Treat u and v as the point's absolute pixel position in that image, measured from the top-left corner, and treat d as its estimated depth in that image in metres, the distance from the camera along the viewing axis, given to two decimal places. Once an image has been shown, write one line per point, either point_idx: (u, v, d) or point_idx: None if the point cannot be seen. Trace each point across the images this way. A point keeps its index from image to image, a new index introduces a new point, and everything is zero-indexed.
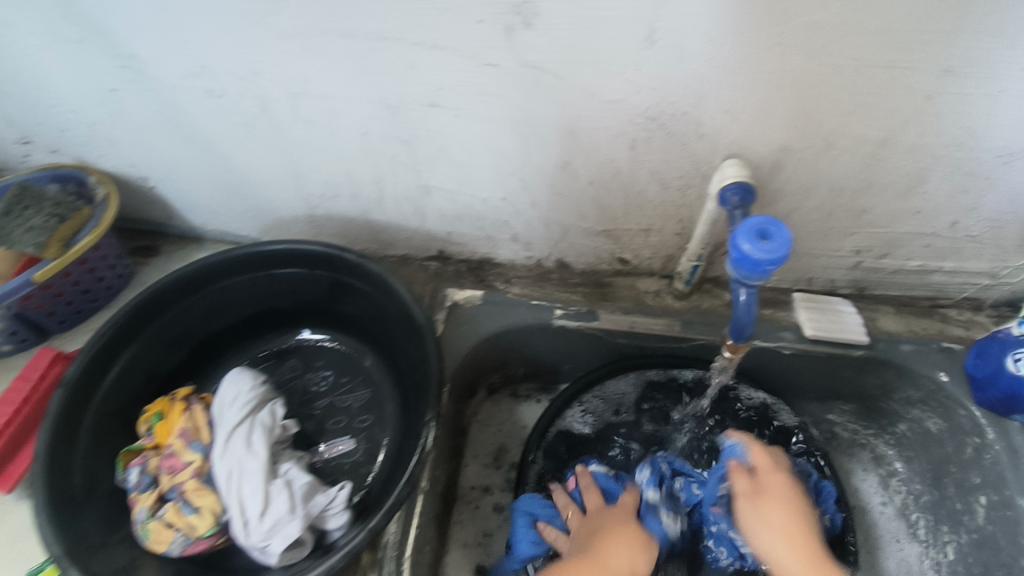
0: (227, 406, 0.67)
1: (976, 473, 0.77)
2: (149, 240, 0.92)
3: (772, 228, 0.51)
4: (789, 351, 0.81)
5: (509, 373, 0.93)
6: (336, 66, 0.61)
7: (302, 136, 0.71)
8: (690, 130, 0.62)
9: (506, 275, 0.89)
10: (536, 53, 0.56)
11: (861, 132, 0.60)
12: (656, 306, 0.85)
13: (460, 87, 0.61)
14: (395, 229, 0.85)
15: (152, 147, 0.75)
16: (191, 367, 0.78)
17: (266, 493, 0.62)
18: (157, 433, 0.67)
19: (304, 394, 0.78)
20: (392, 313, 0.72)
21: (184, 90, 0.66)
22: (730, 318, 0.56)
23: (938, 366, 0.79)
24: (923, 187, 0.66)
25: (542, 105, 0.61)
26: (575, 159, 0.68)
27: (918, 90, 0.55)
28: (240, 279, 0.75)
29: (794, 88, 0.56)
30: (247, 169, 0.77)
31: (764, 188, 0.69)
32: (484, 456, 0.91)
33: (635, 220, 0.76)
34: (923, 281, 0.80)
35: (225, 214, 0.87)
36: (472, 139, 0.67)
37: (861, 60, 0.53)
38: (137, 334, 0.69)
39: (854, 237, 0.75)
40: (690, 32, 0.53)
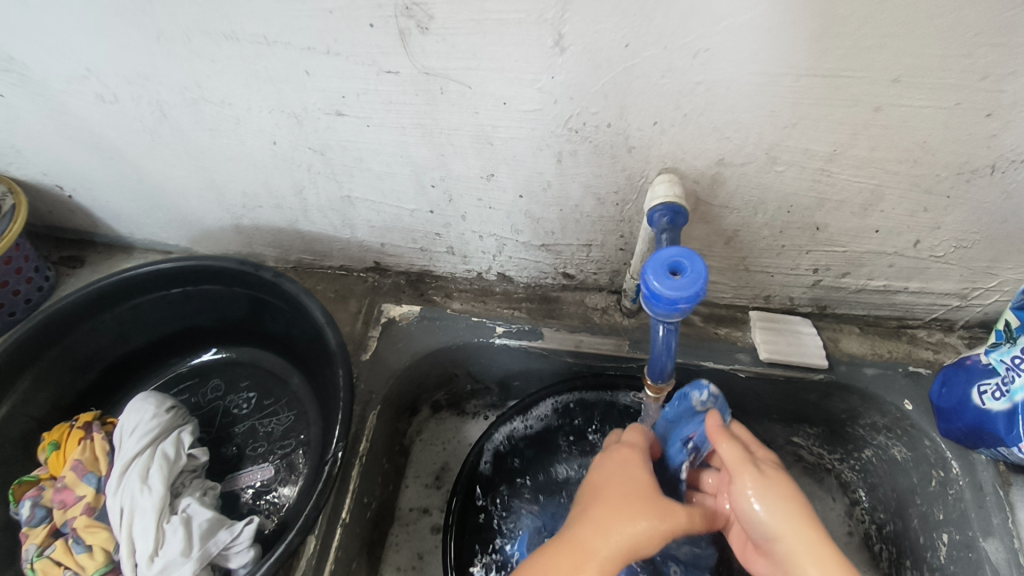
0: (125, 436, 0.64)
1: (940, 508, 0.71)
2: (77, 249, 0.89)
3: (685, 260, 0.46)
4: (744, 374, 0.76)
5: (455, 391, 0.88)
6: (227, 71, 0.57)
7: (211, 143, 0.67)
8: (617, 142, 0.57)
9: (446, 289, 0.84)
10: (437, 60, 0.52)
11: (804, 147, 0.55)
12: (604, 324, 0.79)
13: (364, 96, 0.57)
14: (327, 240, 0.81)
15: (58, 154, 0.73)
16: (105, 389, 0.75)
17: (159, 532, 0.58)
18: (52, 464, 0.64)
19: (224, 418, 0.74)
20: (309, 334, 0.68)
21: (73, 96, 0.64)
22: (648, 356, 0.51)
23: (903, 393, 0.73)
24: (880, 205, 0.60)
25: (453, 113, 0.57)
26: (499, 171, 0.63)
27: (862, 102, 0.50)
28: (151, 297, 0.72)
29: (720, 98, 0.51)
30: (161, 177, 0.74)
31: (706, 203, 0.63)
32: (425, 476, 0.86)
33: (574, 234, 0.71)
34: (888, 300, 0.75)
35: (150, 223, 0.83)
36: (386, 148, 0.63)
37: (793, 68, 0.48)
38: (38, 357, 0.67)
39: (811, 255, 0.69)
40: (601, 37, 0.48)
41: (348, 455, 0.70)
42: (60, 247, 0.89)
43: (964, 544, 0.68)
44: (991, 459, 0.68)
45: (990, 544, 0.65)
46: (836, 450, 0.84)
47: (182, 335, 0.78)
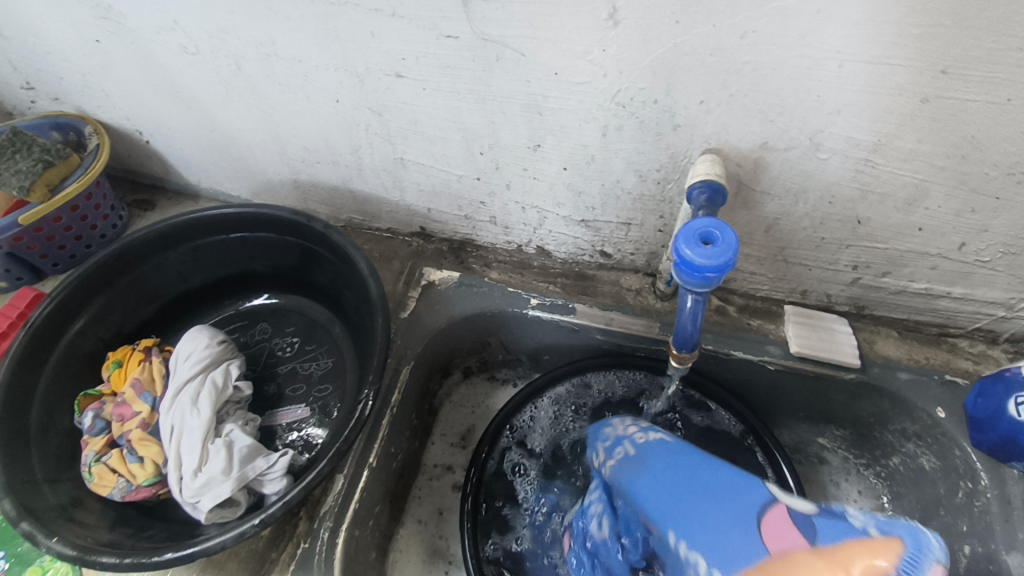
0: (181, 362, 0.70)
1: (965, 520, 0.70)
2: (149, 194, 0.97)
3: (717, 232, 0.47)
4: (773, 366, 0.76)
5: (486, 358, 0.91)
6: (302, 30, 0.61)
7: (279, 98, 0.71)
8: (663, 119, 0.59)
9: (486, 259, 0.87)
10: (495, 26, 0.55)
11: (849, 135, 0.55)
12: (636, 305, 0.80)
13: (424, 59, 0.60)
14: (378, 202, 0.85)
15: (141, 100, 0.79)
16: (164, 321, 0.81)
17: (203, 451, 0.63)
18: (114, 380, 0.70)
19: (269, 357, 0.79)
20: (353, 284, 0.72)
21: (160, 45, 0.69)
22: (674, 324, 0.53)
23: (936, 400, 0.72)
24: (925, 202, 0.60)
25: (507, 82, 0.60)
26: (546, 142, 0.66)
27: (911, 92, 0.50)
28: (212, 240, 0.77)
29: (768, 81, 0.52)
30: (230, 129, 0.79)
31: (749, 189, 0.64)
32: (451, 435, 0.89)
33: (613, 211, 0.73)
34: (929, 305, 0.74)
35: (216, 173, 0.89)
36: (441, 113, 0.66)
37: (844, 54, 0.48)
38: (109, 285, 0.73)
39: (850, 251, 0.69)
40: (653, 12, 0.50)
41: (379, 404, 0.73)
42: (135, 191, 0.97)
43: (985, 556, 0.67)
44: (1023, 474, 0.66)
45: (1013, 558, 0.64)
46: (863, 455, 0.83)
47: (237, 279, 0.83)
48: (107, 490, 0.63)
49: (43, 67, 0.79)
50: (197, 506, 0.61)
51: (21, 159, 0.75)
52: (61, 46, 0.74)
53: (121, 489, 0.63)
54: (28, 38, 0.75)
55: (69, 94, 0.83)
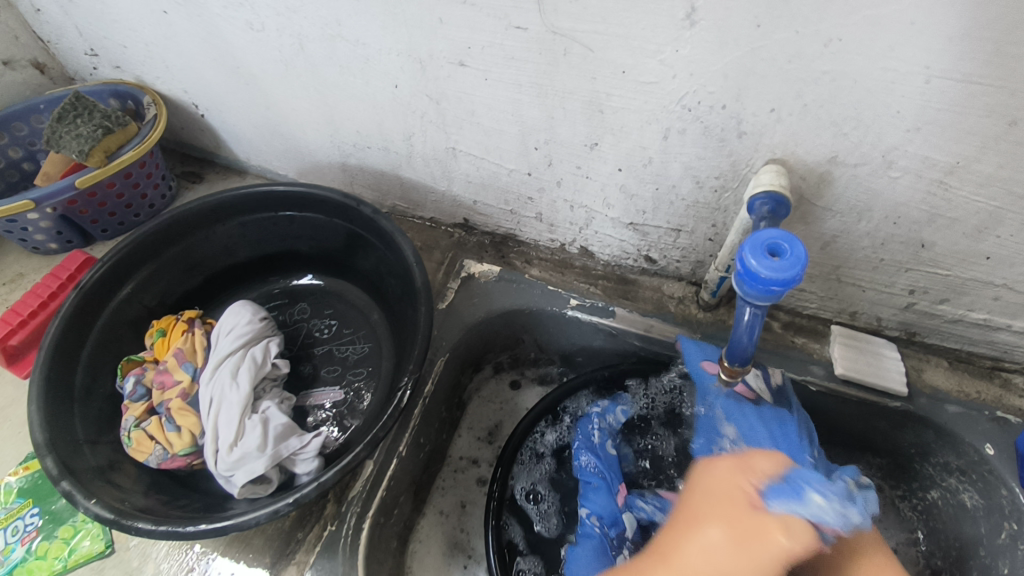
0: (223, 335, 0.70)
1: (1006, 562, 0.67)
2: (198, 167, 0.98)
3: (785, 245, 0.46)
4: (815, 387, 0.74)
5: (518, 355, 0.90)
6: (370, 12, 0.61)
7: (337, 80, 0.71)
8: (729, 125, 0.57)
9: (527, 255, 0.86)
10: (567, 20, 0.54)
11: (925, 155, 0.53)
12: (677, 314, 0.79)
13: (489, 49, 0.60)
14: (424, 190, 0.84)
15: (200, 74, 0.80)
16: (207, 293, 0.82)
17: (240, 426, 0.63)
18: (157, 348, 0.71)
19: (306, 338, 0.79)
20: (397, 271, 0.72)
21: (227, 20, 0.70)
22: (729, 336, 0.52)
23: (985, 435, 0.69)
24: (997, 230, 0.58)
25: (572, 77, 0.59)
26: (603, 141, 0.65)
27: (998, 114, 0.48)
28: (259, 217, 0.78)
29: (849, 94, 0.51)
30: (285, 108, 0.79)
31: (810, 204, 0.62)
32: (478, 429, 0.89)
33: (664, 216, 0.72)
34: (985, 337, 0.71)
35: (266, 151, 0.90)
36: (500, 105, 0.66)
37: (932, 69, 0.47)
38: (157, 253, 0.74)
39: (908, 275, 0.67)
40: (734, 15, 0.48)
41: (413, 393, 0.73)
42: (184, 163, 0.98)
43: None
44: None
45: None
46: (899, 486, 0.80)
47: (281, 258, 0.83)
48: (144, 456, 0.63)
49: (108, 35, 0.80)
50: (231, 479, 0.61)
51: (81, 124, 0.77)
52: (129, 16, 0.75)
53: (157, 456, 0.64)
54: (97, 5, 0.76)
55: (130, 64, 0.84)
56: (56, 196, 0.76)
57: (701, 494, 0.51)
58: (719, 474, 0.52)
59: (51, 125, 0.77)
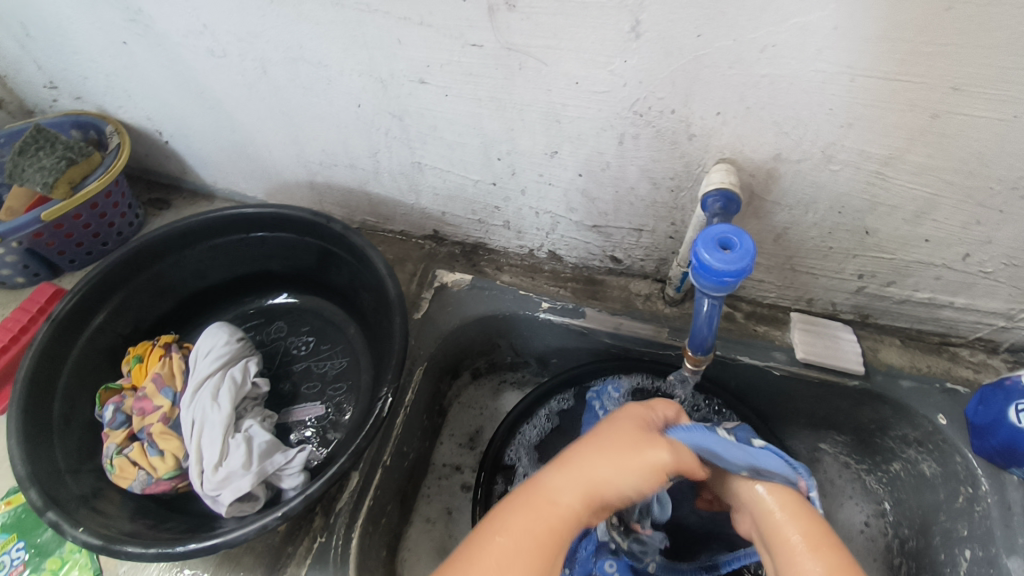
0: (201, 358, 0.71)
1: (965, 524, 0.71)
2: (164, 194, 0.98)
3: (735, 238, 0.49)
4: (778, 372, 0.78)
5: (495, 360, 0.92)
6: (329, 34, 0.63)
7: (301, 102, 0.73)
8: (679, 129, 0.61)
9: (498, 263, 0.88)
10: (519, 36, 0.56)
11: (861, 148, 0.57)
12: (645, 310, 0.82)
13: (447, 66, 0.62)
14: (393, 205, 0.86)
15: (163, 101, 0.81)
16: (181, 318, 0.82)
17: (224, 446, 0.64)
18: (136, 375, 0.72)
19: (284, 356, 0.80)
20: (370, 285, 0.74)
21: (188, 48, 0.71)
22: (690, 328, 0.55)
23: (938, 407, 0.74)
24: (932, 214, 0.62)
25: (528, 89, 0.62)
26: (563, 149, 0.68)
27: (921, 107, 0.52)
28: (231, 239, 0.79)
29: (787, 94, 0.54)
30: (251, 131, 0.81)
31: (760, 199, 0.66)
32: (460, 436, 0.90)
33: (626, 218, 0.75)
34: (932, 315, 0.76)
35: (233, 174, 0.91)
36: (461, 119, 0.68)
37: (858, 69, 0.50)
38: (129, 280, 0.74)
39: (857, 261, 0.71)
40: (675, 26, 0.52)
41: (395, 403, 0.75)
42: (151, 190, 0.98)
43: (986, 560, 0.68)
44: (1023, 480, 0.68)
45: (1013, 561, 0.65)
46: (864, 461, 0.85)
47: (255, 278, 0.84)
48: (128, 482, 0.64)
49: (67, 67, 0.80)
50: (218, 499, 0.62)
51: (44, 156, 0.77)
52: (89, 47, 0.76)
53: (141, 482, 0.64)
54: (55, 38, 0.76)
55: (91, 94, 0.84)
56: (22, 229, 0.76)
57: (607, 422, 0.53)
58: (600, 423, 0.54)
59: (13, 158, 0.77)
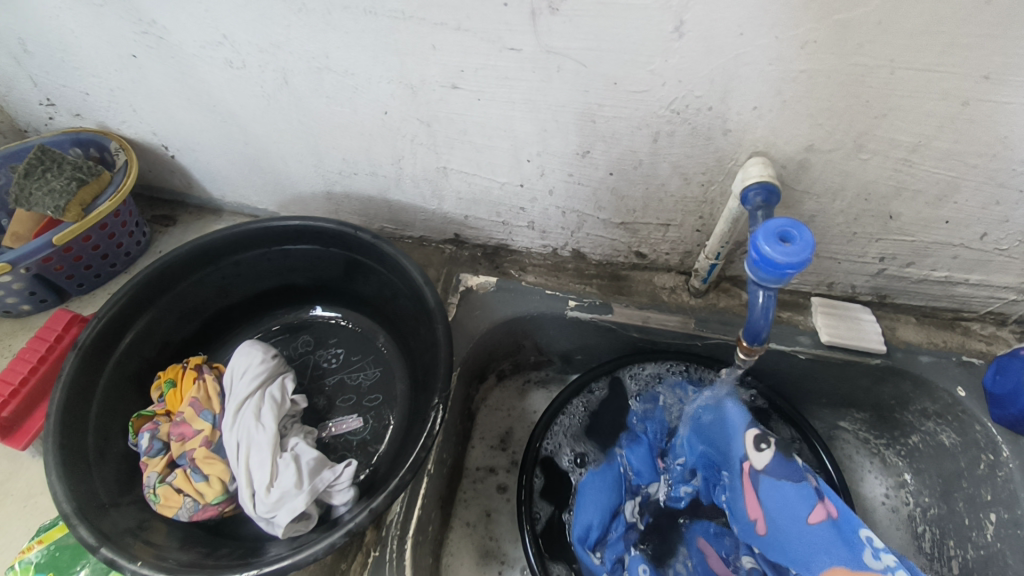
0: (237, 378, 0.69)
1: (988, 490, 0.75)
2: (169, 210, 0.95)
3: (793, 231, 0.50)
4: (804, 356, 0.80)
5: (519, 360, 0.93)
6: (359, 43, 0.62)
7: (323, 112, 0.72)
8: (715, 125, 0.62)
9: (521, 263, 0.88)
10: (561, 39, 0.57)
11: (891, 137, 0.59)
12: (672, 303, 0.83)
13: (483, 70, 0.62)
14: (414, 210, 0.86)
15: (173, 116, 0.78)
16: (204, 338, 0.80)
17: (273, 466, 0.63)
18: (169, 400, 0.69)
19: (315, 370, 0.79)
20: (404, 293, 0.73)
21: (204, 60, 0.69)
22: (746, 320, 0.56)
23: (956, 379, 0.77)
24: (954, 197, 0.65)
25: (564, 91, 0.62)
26: (595, 148, 0.68)
27: (953, 96, 0.54)
28: (254, 253, 0.77)
29: (825, 88, 0.56)
30: (267, 143, 0.79)
31: (790, 189, 0.68)
32: (490, 438, 0.91)
33: (654, 213, 0.76)
34: (947, 292, 0.79)
35: (244, 187, 0.89)
36: (492, 123, 0.68)
37: (896, 62, 0.52)
38: (152, 303, 0.72)
39: (879, 244, 0.73)
40: (719, 24, 0.52)
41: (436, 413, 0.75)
42: (154, 207, 0.95)
43: (1012, 522, 0.72)
44: None
45: None
46: (882, 436, 0.88)
47: (278, 293, 0.83)
48: (173, 511, 0.62)
49: (67, 83, 0.77)
50: (273, 521, 0.61)
51: (52, 178, 0.74)
52: (94, 62, 0.73)
53: (187, 509, 0.62)
54: (57, 54, 0.73)
55: (93, 110, 0.81)
56: (33, 255, 0.72)
57: None
58: None
59: (18, 182, 0.74)
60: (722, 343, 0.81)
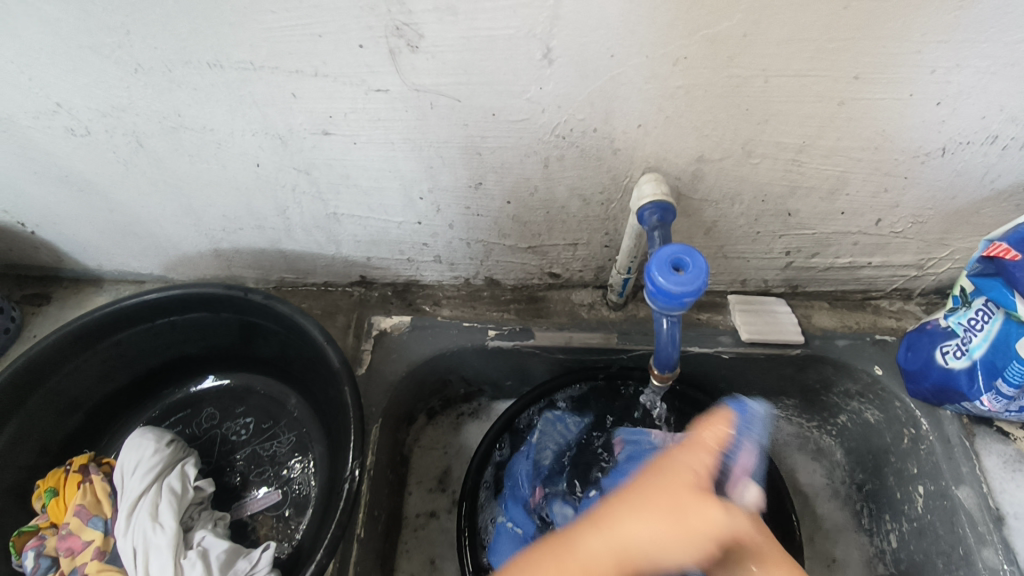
0: (128, 475, 0.63)
1: (914, 463, 0.76)
2: (41, 286, 0.86)
3: (687, 257, 0.49)
4: (727, 355, 0.80)
5: (449, 395, 0.88)
6: (211, 98, 0.56)
7: (190, 171, 0.66)
8: (603, 145, 0.60)
9: (434, 297, 0.85)
10: (427, 77, 0.53)
11: (777, 140, 0.59)
12: (592, 319, 0.81)
13: (353, 114, 0.57)
14: (312, 258, 0.80)
15: (19, 190, 0.70)
16: (93, 431, 0.73)
17: (178, 569, 0.57)
18: (52, 511, 0.63)
19: (224, 445, 0.73)
20: (307, 353, 0.68)
21: (40, 130, 0.61)
22: (654, 349, 0.55)
23: (872, 359, 0.79)
24: (846, 189, 0.65)
25: (442, 127, 0.59)
26: (487, 179, 0.65)
27: (829, 98, 0.54)
28: (136, 330, 0.70)
29: (705, 101, 0.54)
30: (134, 207, 0.72)
31: (687, 198, 0.67)
32: (428, 481, 0.86)
33: (560, 235, 0.74)
34: (854, 276, 0.81)
35: (121, 253, 0.81)
36: (374, 165, 0.64)
37: (769, 70, 0.51)
38: (18, 406, 0.64)
39: (784, 239, 0.74)
40: (588, 48, 0.50)
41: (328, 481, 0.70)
42: (22, 285, 0.86)
43: (938, 493, 0.73)
44: (955, 413, 0.74)
45: (962, 491, 0.70)
46: (813, 419, 0.88)
47: (172, 367, 0.76)
48: None
49: None
50: None
51: None
52: None
53: None
54: None
55: None
56: None
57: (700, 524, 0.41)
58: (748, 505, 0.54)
59: None
60: (648, 353, 0.79)
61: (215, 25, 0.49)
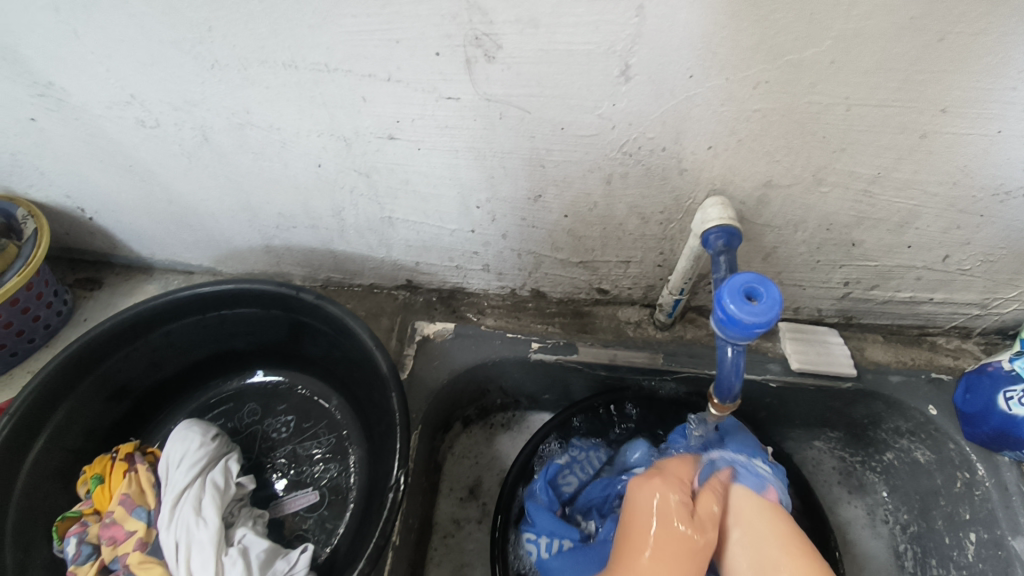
0: (173, 467, 0.63)
1: (967, 508, 0.73)
2: (93, 271, 0.87)
3: (760, 287, 0.47)
4: (775, 383, 0.78)
5: (485, 405, 0.87)
6: (281, 97, 0.56)
7: (251, 168, 0.66)
8: (670, 164, 0.59)
9: (479, 305, 0.84)
10: (500, 87, 0.52)
11: (851, 169, 0.57)
12: (637, 338, 0.80)
13: (420, 121, 0.57)
14: (361, 259, 0.80)
15: (84, 177, 0.71)
16: (138, 418, 0.73)
17: (218, 565, 0.57)
18: (97, 498, 0.64)
19: (263, 442, 0.73)
20: (355, 356, 0.68)
21: (112, 120, 0.62)
22: (716, 376, 0.54)
23: (927, 398, 0.76)
24: (916, 223, 0.63)
25: (508, 139, 0.58)
26: (546, 192, 0.64)
27: (913, 129, 0.52)
28: (187, 322, 0.70)
29: (781, 126, 0.53)
30: (194, 200, 0.73)
31: (750, 222, 0.65)
32: (459, 489, 0.85)
33: (613, 252, 0.73)
34: (912, 310, 0.78)
35: (174, 245, 0.82)
36: (436, 172, 0.63)
37: (853, 99, 0.50)
38: (70, 391, 0.65)
39: (843, 270, 0.72)
40: (669, 68, 0.49)
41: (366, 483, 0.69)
42: (76, 270, 0.87)
43: (992, 542, 0.70)
44: (1013, 460, 0.71)
45: (1019, 542, 0.68)
46: (857, 453, 0.85)
47: (217, 360, 0.77)
48: None
49: None
50: None
51: None
52: None
53: None
54: None
55: None
56: None
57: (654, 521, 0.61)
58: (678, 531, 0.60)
59: None
60: (693, 377, 0.78)
61: (295, 26, 0.49)
